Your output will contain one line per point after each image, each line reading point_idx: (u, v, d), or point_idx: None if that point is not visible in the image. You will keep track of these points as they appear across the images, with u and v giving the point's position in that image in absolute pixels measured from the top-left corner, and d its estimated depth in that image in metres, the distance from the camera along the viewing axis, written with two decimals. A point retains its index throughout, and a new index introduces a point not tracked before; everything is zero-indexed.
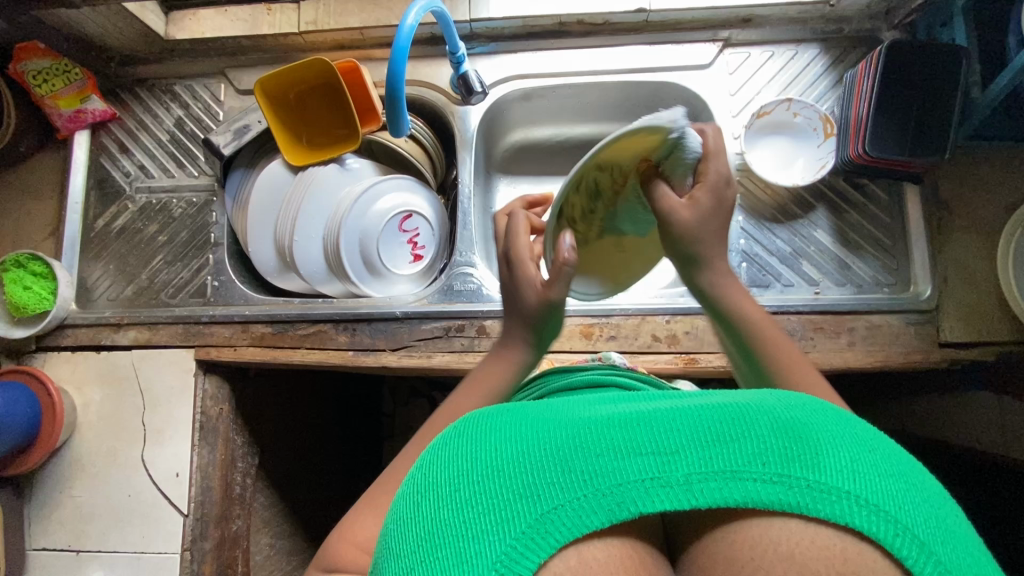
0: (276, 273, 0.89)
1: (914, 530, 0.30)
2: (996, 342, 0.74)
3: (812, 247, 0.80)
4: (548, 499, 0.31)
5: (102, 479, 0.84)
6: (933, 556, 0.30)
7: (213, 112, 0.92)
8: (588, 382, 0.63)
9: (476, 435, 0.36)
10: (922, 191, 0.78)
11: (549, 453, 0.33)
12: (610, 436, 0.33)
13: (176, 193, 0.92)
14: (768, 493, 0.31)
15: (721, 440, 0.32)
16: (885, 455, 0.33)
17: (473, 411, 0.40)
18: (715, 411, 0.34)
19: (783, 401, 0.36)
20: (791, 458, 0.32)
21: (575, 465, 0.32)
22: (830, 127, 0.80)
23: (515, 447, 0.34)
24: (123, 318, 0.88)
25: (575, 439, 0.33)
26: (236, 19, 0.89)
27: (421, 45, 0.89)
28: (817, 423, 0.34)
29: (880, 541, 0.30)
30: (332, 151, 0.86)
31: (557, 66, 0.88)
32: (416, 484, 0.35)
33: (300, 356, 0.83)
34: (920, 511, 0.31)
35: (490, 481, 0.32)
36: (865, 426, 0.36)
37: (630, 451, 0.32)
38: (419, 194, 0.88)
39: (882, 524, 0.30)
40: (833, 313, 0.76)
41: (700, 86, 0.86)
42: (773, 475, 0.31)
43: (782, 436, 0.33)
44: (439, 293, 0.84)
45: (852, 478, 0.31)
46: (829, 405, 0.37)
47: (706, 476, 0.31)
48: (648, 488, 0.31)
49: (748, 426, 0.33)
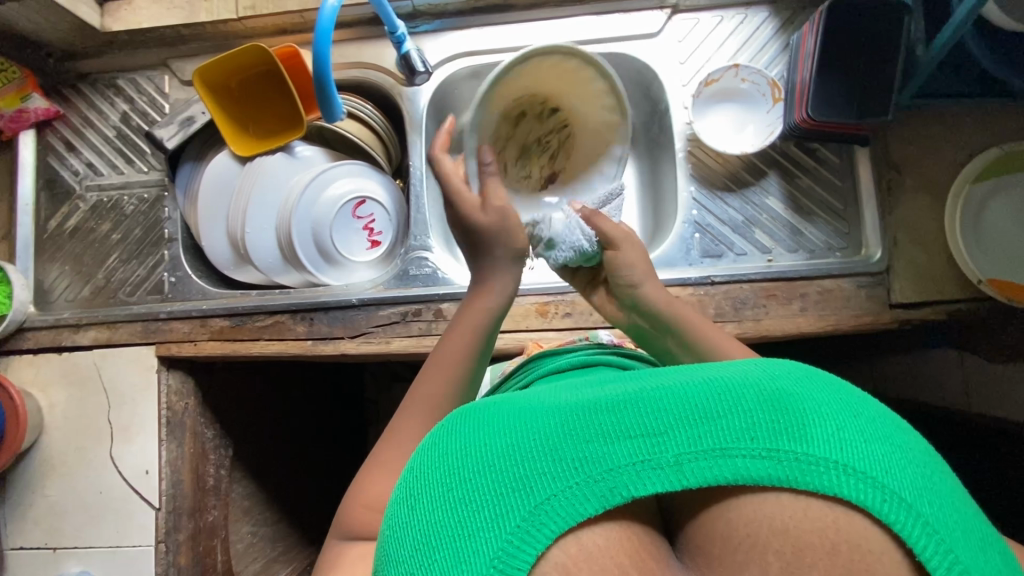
0: (232, 266, 0.88)
1: (902, 495, 0.33)
2: (947, 302, 0.74)
3: (764, 215, 0.80)
4: (547, 489, 0.34)
5: (73, 479, 0.85)
6: (921, 517, 0.33)
7: (158, 105, 0.91)
8: (577, 363, 0.64)
9: (466, 431, 0.38)
10: (872, 152, 0.78)
11: (542, 443, 0.35)
12: (599, 423, 0.35)
13: (126, 190, 0.91)
14: (758, 469, 0.33)
15: (710, 419, 0.34)
16: (871, 418, 0.36)
17: (460, 405, 0.42)
18: (702, 389, 0.36)
19: (769, 369, 0.38)
20: (780, 431, 0.34)
21: (568, 453, 0.34)
22: (778, 92, 0.79)
23: (509, 440, 0.36)
24: (81, 319, 0.87)
25: (566, 428, 0.36)
26: (171, 7, 0.87)
27: (364, 25, 0.87)
28: (805, 390, 0.36)
29: (869, 508, 0.33)
30: (278, 138, 0.85)
31: (503, 42, 0.87)
32: (410, 482, 0.38)
33: (260, 348, 0.83)
34: (909, 474, 0.34)
35: (487, 478, 0.35)
36: (852, 391, 0.38)
37: (619, 437, 0.35)
38: (372, 179, 0.88)
39: (870, 491, 0.33)
40: (785, 279, 0.76)
41: (650, 56, 0.85)
42: (762, 450, 0.34)
43: (767, 408, 0.35)
44: (395, 279, 0.85)
45: (840, 446, 0.34)
46: (818, 370, 0.39)
47: (696, 456, 0.34)
48: (639, 472, 0.34)
49: (733, 402, 0.35)
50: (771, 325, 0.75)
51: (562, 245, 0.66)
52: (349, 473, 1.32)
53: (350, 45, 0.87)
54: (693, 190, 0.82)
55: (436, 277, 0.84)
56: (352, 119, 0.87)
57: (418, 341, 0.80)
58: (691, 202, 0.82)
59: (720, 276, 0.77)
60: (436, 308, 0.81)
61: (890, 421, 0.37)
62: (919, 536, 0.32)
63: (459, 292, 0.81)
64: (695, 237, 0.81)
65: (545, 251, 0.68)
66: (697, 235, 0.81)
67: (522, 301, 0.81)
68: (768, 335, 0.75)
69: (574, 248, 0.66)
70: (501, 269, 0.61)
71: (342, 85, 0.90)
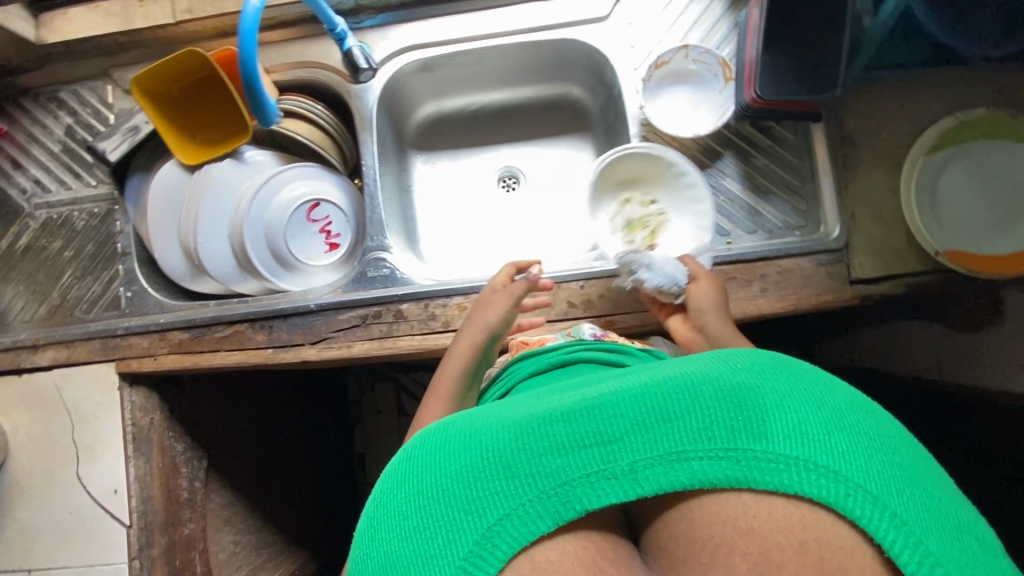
0: (189, 277, 0.87)
1: (866, 487, 0.34)
2: (907, 275, 0.74)
3: (721, 197, 0.79)
4: (511, 502, 0.36)
5: (42, 501, 0.84)
6: (887, 509, 0.33)
7: (102, 115, 0.88)
8: (554, 363, 0.65)
9: (429, 453, 0.41)
10: (827, 128, 0.77)
11: (506, 458, 0.37)
12: (556, 436, 0.37)
13: (76, 206, 0.89)
14: (715, 470, 0.35)
15: (665, 424, 0.37)
16: (836, 408, 0.37)
17: (429, 425, 0.45)
18: (659, 392, 0.38)
19: (732, 366, 0.40)
20: (737, 428, 0.36)
21: (531, 466, 0.37)
22: (728, 71, 0.78)
23: (475, 457, 0.38)
24: (39, 339, 0.86)
25: (528, 441, 0.38)
26: (108, 15, 0.85)
27: (306, 23, 0.85)
28: (761, 387, 0.38)
29: (832, 504, 0.34)
30: (226, 145, 0.83)
31: (451, 32, 0.85)
32: (378, 505, 0.41)
33: (220, 359, 0.82)
34: (875, 466, 0.35)
35: (455, 495, 0.37)
36: (818, 381, 0.39)
37: (575, 448, 0.37)
38: (326, 179, 0.86)
39: (832, 487, 0.34)
40: (743, 261, 0.76)
41: (600, 40, 0.83)
42: (720, 452, 0.36)
43: (722, 408, 0.37)
44: (353, 282, 0.83)
45: (799, 442, 0.35)
46: (783, 363, 0.41)
47: (652, 461, 0.36)
48: (594, 483, 0.36)
49: (688, 406, 0.37)
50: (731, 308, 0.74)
51: (668, 276, 0.72)
52: (337, 476, 1.31)
53: (293, 44, 0.86)
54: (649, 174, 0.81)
55: (395, 278, 0.83)
56: (302, 120, 0.85)
57: (379, 344, 0.80)
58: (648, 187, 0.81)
59: None
60: (396, 309, 0.80)
61: (860, 410, 0.38)
62: (886, 530, 0.33)
63: (418, 292, 0.80)
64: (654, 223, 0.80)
65: (644, 273, 0.73)
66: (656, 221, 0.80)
67: None
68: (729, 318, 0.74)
69: (671, 285, 0.72)
70: (467, 332, 0.72)
71: (289, 86, 0.88)
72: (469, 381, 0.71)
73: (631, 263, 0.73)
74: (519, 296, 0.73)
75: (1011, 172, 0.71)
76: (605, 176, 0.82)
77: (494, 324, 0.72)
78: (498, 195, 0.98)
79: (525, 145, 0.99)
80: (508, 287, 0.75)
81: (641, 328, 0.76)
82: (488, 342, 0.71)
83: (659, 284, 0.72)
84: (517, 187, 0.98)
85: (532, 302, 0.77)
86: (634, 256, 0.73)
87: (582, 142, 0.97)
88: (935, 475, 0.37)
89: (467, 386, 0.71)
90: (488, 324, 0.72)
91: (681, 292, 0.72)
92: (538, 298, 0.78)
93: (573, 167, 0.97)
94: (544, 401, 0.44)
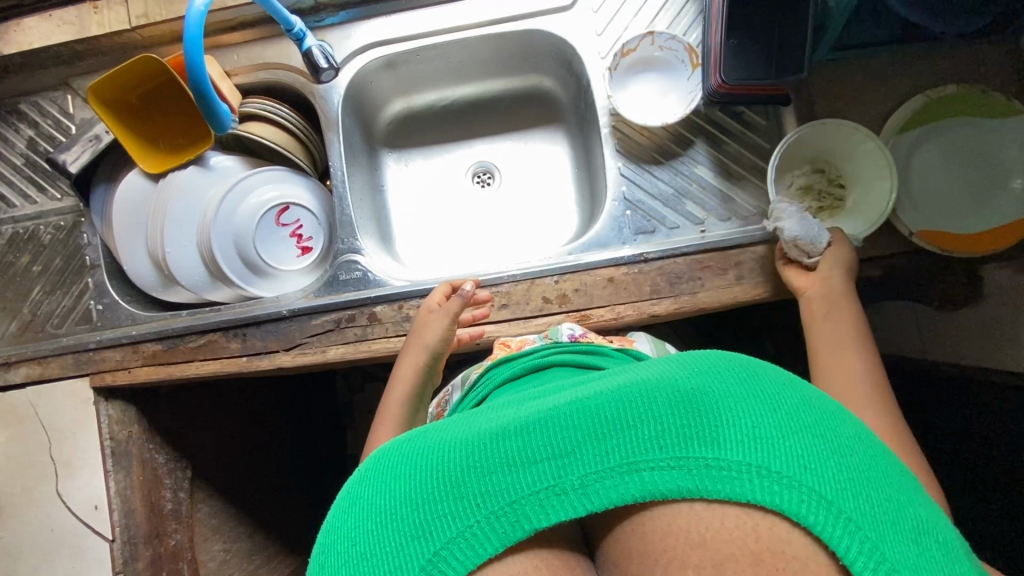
0: (160, 287, 0.85)
1: (820, 492, 0.33)
2: (884, 257, 0.73)
3: (693, 184, 0.78)
4: (460, 522, 0.36)
5: (22, 520, 0.83)
6: (842, 514, 0.32)
7: (64, 126, 0.87)
8: (528, 367, 0.64)
9: (379, 475, 0.40)
10: (798, 111, 0.76)
11: (456, 477, 0.37)
12: (506, 452, 0.38)
13: (42, 219, 0.87)
14: (666, 480, 0.35)
15: (616, 436, 0.37)
16: (794, 408, 0.37)
17: (385, 444, 0.45)
18: (610, 403, 0.38)
19: (687, 371, 0.40)
20: (688, 436, 0.36)
21: (481, 484, 0.37)
22: (695, 57, 0.78)
23: (425, 477, 0.38)
24: (11, 356, 0.86)
25: (479, 459, 0.38)
26: (62, 23, 0.83)
27: (265, 22, 0.83)
28: (716, 392, 0.37)
29: (785, 511, 0.33)
30: (191, 151, 0.81)
31: (413, 27, 0.83)
32: (329, 529, 0.40)
33: (195, 369, 0.81)
34: (832, 469, 0.34)
35: (403, 517, 0.37)
36: (775, 380, 0.39)
37: (526, 464, 0.37)
38: (295, 183, 0.85)
39: (785, 494, 0.33)
40: (718, 249, 0.75)
41: (566, 30, 0.82)
42: (670, 462, 0.35)
43: (674, 416, 0.36)
44: (325, 286, 0.82)
45: (753, 447, 0.35)
46: (739, 364, 0.40)
47: (602, 474, 0.36)
48: (544, 499, 0.36)
49: (640, 414, 0.37)
50: (707, 297, 0.74)
51: (813, 231, 0.68)
52: (330, 478, 1.31)
53: (253, 46, 0.84)
54: (620, 165, 0.80)
55: (368, 280, 0.82)
56: (268, 123, 0.84)
57: (355, 348, 0.79)
58: (620, 178, 0.80)
59: (655, 254, 0.76)
60: (370, 312, 0.79)
61: (819, 409, 0.38)
62: (841, 537, 0.32)
63: (391, 293, 0.79)
64: (627, 214, 0.79)
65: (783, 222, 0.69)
66: (628, 212, 0.79)
67: None
68: (705, 307, 0.74)
69: (812, 242, 0.67)
70: (408, 354, 0.75)
71: (253, 89, 0.87)
72: (418, 400, 0.76)
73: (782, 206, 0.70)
74: (456, 314, 0.75)
75: (985, 150, 0.70)
76: (800, 142, 0.74)
77: (433, 344, 0.75)
78: (474, 191, 0.97)
79: (497, 140, 0.97)
80: (444, 308, 0.75)
81: (618, 321, 0.75)
82: (430, 362, 0.75)
83: (797, 235, 0.68)
84: (491, 182, 0.97)
85: (468, 317, 0.77)
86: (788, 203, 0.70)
87: (555, 134, 0.96)
88: (895, 472, 0.37)
89: (416, 404, 0.76)
90: (427, 345, 0.74)
91: (817, 254, 0.68)
92: (476, 312, 0.78)
93: (547, 160, 0.96)
94: (501, 414, 0.44)
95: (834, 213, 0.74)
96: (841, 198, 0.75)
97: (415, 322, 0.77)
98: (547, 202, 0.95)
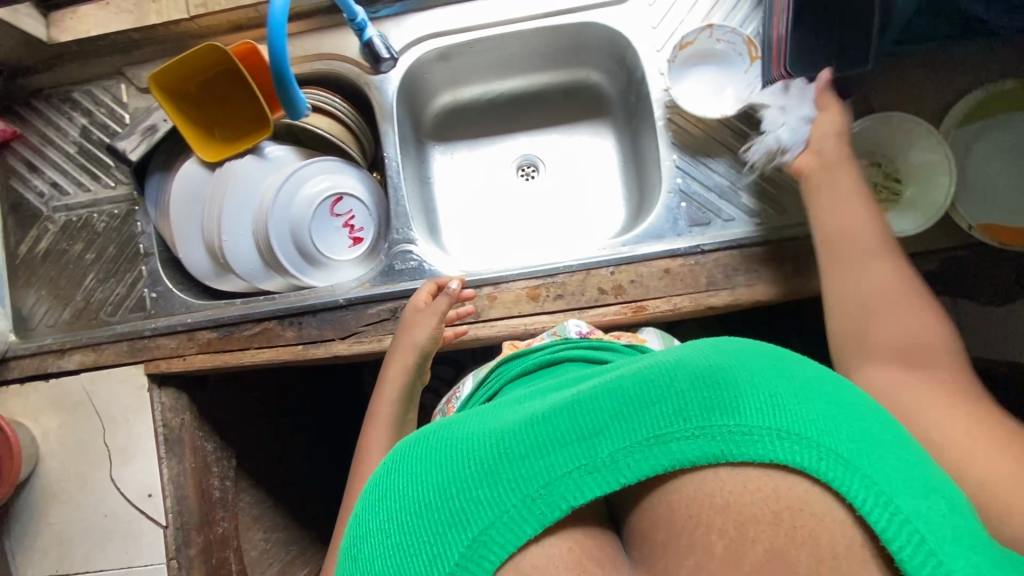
0: (213, 276, 0.86)
1: (837, 451, 0.34)
2: (941, 250, 0.73)
3: (749, 178, 0.78)
4: (496, 508, 0.36)
5: (75, 505, 0.84)
6: (859, 471, 0.33)
7: (117, 115, 0.87)
8: (541, 362, 0.63)
9: (408, 470, 0.40)
10: (854, 105, 0.76)
11: (488, 465, 0.37)
12: (535, 436, 0.38)
13: (95, 208, 0.88)
14: (693, 450, 0.35)
15: (641, 412, 0.36)
16: (804, 381, 0.38)
17: (408, 441, 0.45)
18: (632, 383, 0.38)
19: (703, 351, 0.40)
20: (711, 407, 0.36)
21: (513, 469, 0.37)
22: (755, 50, 0.78)
23: (457, 468, 0.38)
24: (65, 343, 0.86)
25: (509, 446, 0.38)
26: (120, 12, 0.83)
27: (323, 14, 0.83)
28: (734, 367, 0.38)
29: (806, 470, 0.34)
30: (246, 141, 0.82)
31: (469, 19, 0.84)
32: (361, 528, 0.40)
33: (251, 357, 0.82)
34: (843, 431, 0.35)
35: (437, 507, 0.37)
36: (786, 358, 0.40)
37: (556, 446, 0.37)
38: (347, 174, 0.85)
39: (806, 453, 0.34)
40: (775, 243, 0.75)
41: (621, 22, 0.83)
42: (695, 431, 0.35)
43: (696, 389, 0.36)
44: (381, 275, 0.83)
45: (772, 414, 0.35)
46: (748, 345, 0.41)
47: (631, 449, 0.36)
48: (577, 479, 0.36)
49: (663, 389, 0.37)
50: (764, 288, 0.75)
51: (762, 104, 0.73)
52: None
53: (310, 36, 0.84)
54: (675, 157, 0.80)
55: (423, 270, 0.83)
56: (322, 114, 0.84)
57: None
58: (675, 170, 0.80)
59: (710, 245, 0.77)
60: None
61: (827, 382, 0.39)
62: (859, 491, 0.33)
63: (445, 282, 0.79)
64: (681, 206, 0.80)
65: (785, 144, 0.71)
66: (683, 204, 0.79)
67: (512, 287, 0.79)
68: (762, 299, 0.75)
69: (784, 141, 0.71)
70: (398, 352, 0.75)
71: (307, 80, 0.87)
72: (408, 400, 0.76)
73: (761, 155, 0.75)
74: (444, 312, 0.74)
75: None
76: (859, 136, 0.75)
77: (423, 342, 0.74)
78: (518, 184, 0.97)
79: (537, 133, 0.98)
80: (430, 308, 0.75)
81: (674, 312, 0.76)
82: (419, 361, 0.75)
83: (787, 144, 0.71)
84: (536, 175, 0.97)
85: (455, 314, 0.77)
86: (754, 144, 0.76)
87: (602, 127, 0.96)
88: (900, 438, 0.38)
89: (406, 406, 0.76)
90: (417, 344, 0.74)
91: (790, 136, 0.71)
92: (461, 309, 0.78)
93: (592, 154, 0.96)
94: (522, 406, 0.44)
95: (889, 206, 0.73)
96: (898, 192, 0.74)
97: (405, 318, 0.76)
98: (591, 194, 0.95)
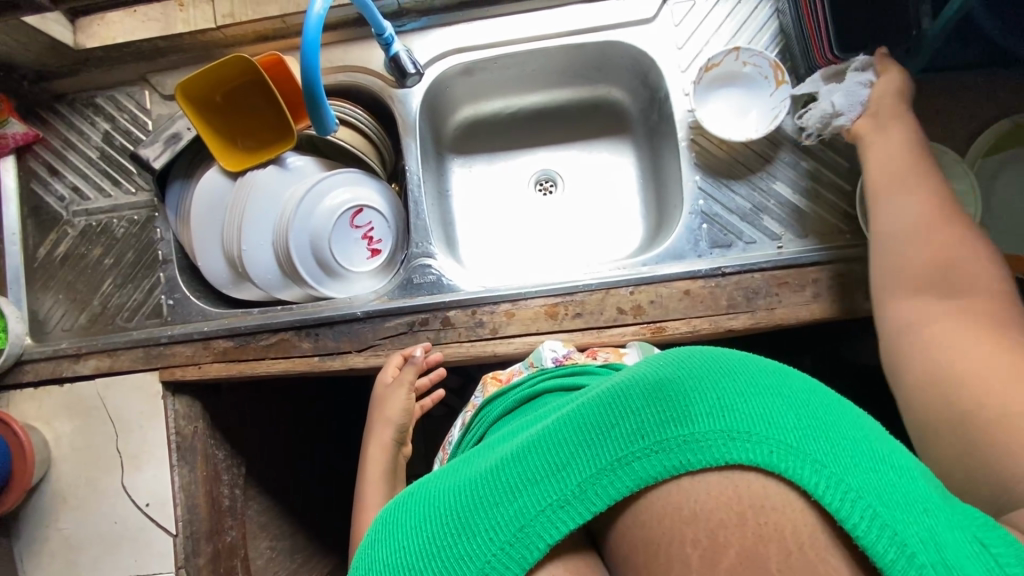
0: (231, 285, 0.86)
1: (787, 441, 0.34)
2: None
3: (772, 201, 0.78)
4: (478, 559, 0.37)
5: (86, 510, 0.83)
6: (807, 456, 0.33)
7: (141, 121, 0.88)
8: (519, 399, 0.61)
9: (395, 532, 0.41)
10: None
11: (466, 517, 0.38)
12: (506, 481, 0.38)
13: (115, 213, 0.88)
14: (654, 466, 0.35)
15: (601, 439, 0.37)
16: (751, 375, 0.37)
17: (396, 500, 0.46)
18: (588, 410, 0.38)
19: (655, 363, 0.40)
20: (665, 421, 0.35)
21: (489, 518, 0.37)
22: (781, 73, 0.77)
23: (438, 525, 0.39)
24: (80, 348, 0.85)
25: (483, 494, 0.39)
26: (147, 20, 0.84)
27: (350, 26, 0.84)
28: (684, 375, 0.37)
29: (760, 465, 0.33)
30: (268, 151, 0.82)
31: (496, 34, 0.84)
32: None
33: (266, 367, 0.81)
34: (791, 419, 0.34)
35: (424, 567, 0.38)
36: (735, 354, 0.39)
37: (526, 486, 0.38)
38: (367, 185, 0.85)
39: (754, 449, 0.34)
40: (796, 267, 0.75)
41: (646, 42, 0.83)
42: (652, 448, 0.35)
43: (651, 407, 0.36)
44: (399, 288, 0.83)
45: (722, 415, 0.35)
46: (699, 349, 0.40)
47: (597, 476, 0.36)
48: (552, 516, 0.36)
49: (619, 412, 0.37)
50: (785, 313, 0.74)
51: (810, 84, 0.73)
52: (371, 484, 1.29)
53: (337, 48, 0.85)
54: (698, 179, 0.80)
55: (442, 284, 0.82)
56: (344, 125, 0.85)
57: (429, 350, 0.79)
58: (697, 191, 0.80)
59: (731, 267, 0.76)
60: (444, 316, 0.80)
61: (774, 371, 0.38)
62: (808, 475, 0.33)
63: (466, 298, 0.79)
64: (703, 228, 0.79)
65: (841, 109, 0.70)
66: (705, 225, 0.79)
67: (530, 304, 0.79)
68: (782, 323, 0.74)
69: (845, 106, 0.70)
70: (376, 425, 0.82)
71: (331, 91, 0.87)
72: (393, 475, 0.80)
73: (816, 120, 0.73)
74: (410, 382, 0.78)
75: None
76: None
77: (396, 413, 0.80)
78: (535, 199, 0.97)
79: (556, 149, 0.98)
80: (399, 380, 0.79)
81: (694, 334, 0.75)
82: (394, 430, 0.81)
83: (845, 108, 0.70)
84: (554, 191, 0.97)
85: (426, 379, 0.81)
86: (807, 111, 0.74)
87: (621, 145, 0.96)
88: (846, 408, 0.37)
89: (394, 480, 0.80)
90: (390, 413, 0.80)
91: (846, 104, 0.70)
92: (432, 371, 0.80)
93: (612, 172, 0.96)
94: (499, 447, 0.44)
95: None
96: None
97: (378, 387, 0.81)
98: (608, 211, 0.95)
